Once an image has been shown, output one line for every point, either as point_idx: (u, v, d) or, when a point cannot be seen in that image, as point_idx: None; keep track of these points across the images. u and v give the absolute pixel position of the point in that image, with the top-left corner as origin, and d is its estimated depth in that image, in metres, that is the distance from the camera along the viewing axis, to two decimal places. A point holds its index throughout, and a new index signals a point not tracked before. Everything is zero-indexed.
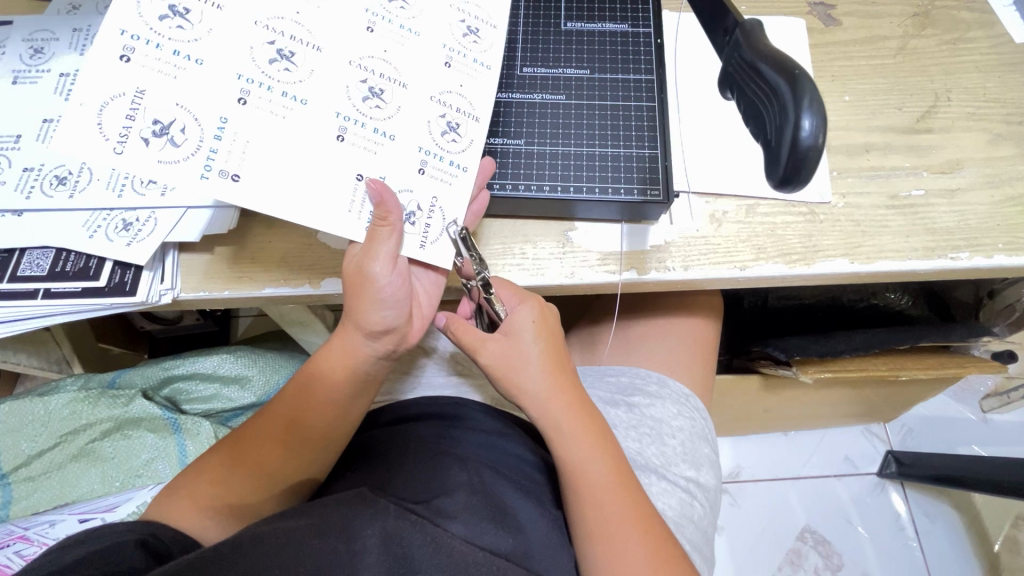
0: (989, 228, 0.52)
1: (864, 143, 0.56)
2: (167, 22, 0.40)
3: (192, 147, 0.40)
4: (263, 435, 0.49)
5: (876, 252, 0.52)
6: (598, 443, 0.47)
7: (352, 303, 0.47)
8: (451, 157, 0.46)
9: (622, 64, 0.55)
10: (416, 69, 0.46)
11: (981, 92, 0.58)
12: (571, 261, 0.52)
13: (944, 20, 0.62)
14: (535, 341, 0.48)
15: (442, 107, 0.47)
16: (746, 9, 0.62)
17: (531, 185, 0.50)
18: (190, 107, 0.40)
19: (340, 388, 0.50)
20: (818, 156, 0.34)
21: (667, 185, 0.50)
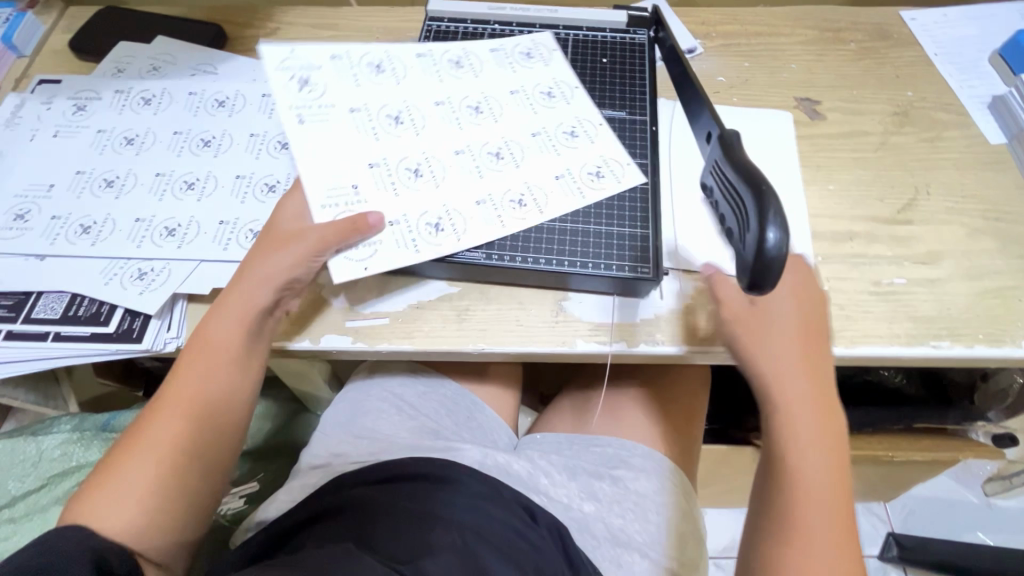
0: (969, 319, 0.54)
1: (847, 231, 0.58)
2: (303, 91, 0.57)
3: (290, 112, 0.56)
4: (176, 423, 0.46)
5: (860, 337, 0.53)
6: (826, 446, 0.48)
7: (262, 254, 0.51)
8: (428, 244, 0.52)
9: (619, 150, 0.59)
10: (446, 174, 0.55)
11: (958, 188, 0.61)
12: (563, 329, 0.53)
13: (922, 119, 0.66)
14: (790, 313, 0.50)
15: (442, 210, 0.54)
16: (737, 101, 0.68)
17: (507, 255, 0.53)
18: (323, 106, 0.57)
19: (233, 341, 0.49)
20: (780, 267, 0.36)
21: (627, 258, 0.53)
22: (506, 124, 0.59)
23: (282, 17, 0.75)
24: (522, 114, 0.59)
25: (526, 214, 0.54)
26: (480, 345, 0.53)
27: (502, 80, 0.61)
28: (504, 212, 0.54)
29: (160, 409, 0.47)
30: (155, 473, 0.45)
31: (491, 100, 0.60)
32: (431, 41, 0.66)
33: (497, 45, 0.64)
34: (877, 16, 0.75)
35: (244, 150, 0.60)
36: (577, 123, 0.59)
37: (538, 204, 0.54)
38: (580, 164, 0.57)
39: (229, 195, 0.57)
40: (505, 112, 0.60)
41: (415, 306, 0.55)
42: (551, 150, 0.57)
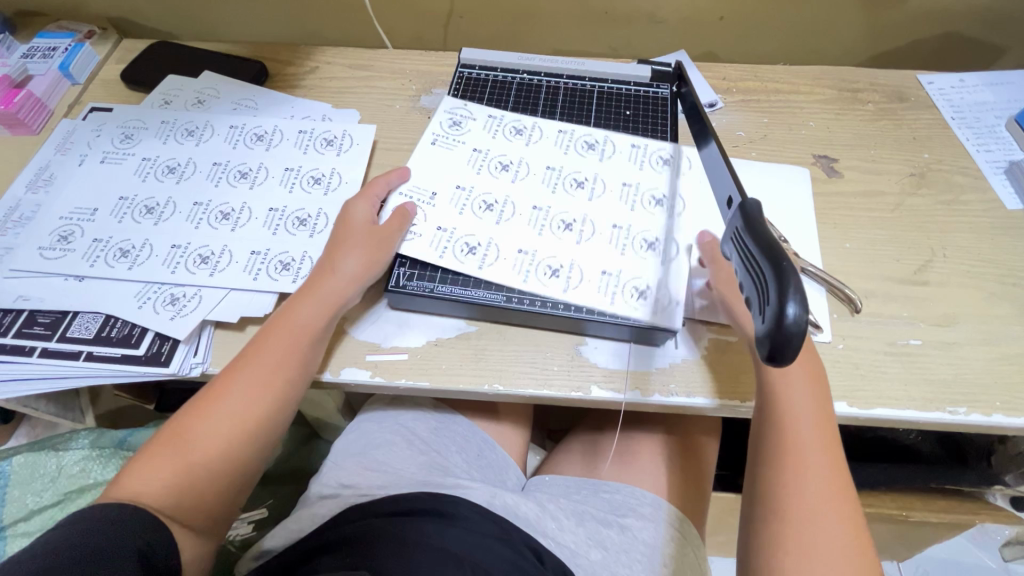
0: (985, 385, 0.54)
1: (863, 290, 0.59)
2: (450, 127, 0.64)
3: (433, 134, 0.64)
4: (233, 403, 0.49)
5: (875, 398, 0.53)
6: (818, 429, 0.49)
7: (337, 247, 0.55)
8: (456, 259, 0.56)
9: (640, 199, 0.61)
10: (514, 221, 0.59)
11: (975, 252, 0.62)
12: (578, 374, 0.54)
13: (939, 181, 0.67)
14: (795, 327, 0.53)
15: (482, 242, 0.57)
16: (756, 155, 0.70)
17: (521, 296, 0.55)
18: (463, 138, 0.64)
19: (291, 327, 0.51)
20: (802, 343, 0.29)
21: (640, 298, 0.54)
22: (599, 207, 0.60)
23: (321, 56, 0.79)
24: (619, 207, 0.60)
25: (552, 283, 0.55)
26: (495, 386, 0.54)
27: (622, 173, 0.62)
28: (529, 274, 0.55)
29: (223, 387, 0.50)
30: (210, 450, 0.48)
31: (599, 181, 0.62)
32: (462, 87, 0.69)
33: (663, 145, 0.64)
34: (895, 79, 0.77)
35: (278, 183, 0.63)
36: (662, 240, 0.58)
37: (567, 283, 0.55)
38: (627, 273, 0.56)
39: (262, 226, 0.60)
40: (604, 197, 0.60)
41: (433, 344, 0.56)
42: (619, 248, 0.57)
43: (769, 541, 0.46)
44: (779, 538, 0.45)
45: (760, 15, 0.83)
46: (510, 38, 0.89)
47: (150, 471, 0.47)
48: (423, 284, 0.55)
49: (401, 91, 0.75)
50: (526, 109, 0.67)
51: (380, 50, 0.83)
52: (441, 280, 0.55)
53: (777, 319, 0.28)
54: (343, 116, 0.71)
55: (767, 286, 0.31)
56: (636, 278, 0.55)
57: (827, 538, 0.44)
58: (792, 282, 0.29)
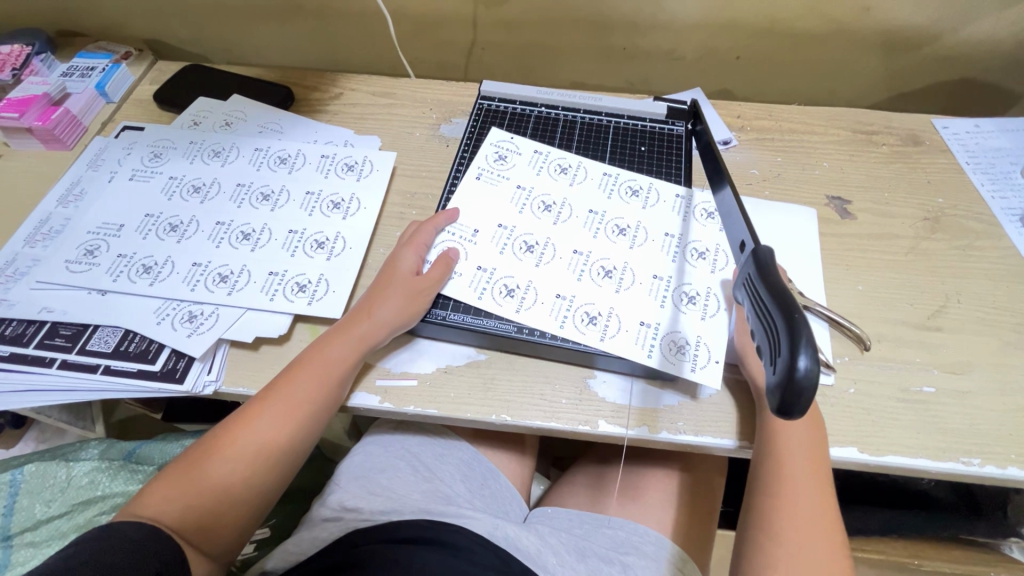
0: (1001, 437, 0.53)
1: (875, 333, 0.59)
2: (495, 161, 0.66)
3: (479, 171, 0.65)
4: (255, 434, 0.50)
5: (887, 445, 0.52)
6: (812, 466, 0.50)
7: (378, 287, 0.56)
8: (494, 300, 0.57)
9: (656, 236, 0.62)
10: (553, 264, 0.60)
11: (990, 299, 0.61)
12: (586, 409, 0.54)
13: (953, 227, 0.67)
14: None
15: (522, 283, 0.58)
16: (770, 194, 0.70)
17: (545, 332, 0.56)
18: (510, 176, 0.65)
19: (322, 363, 0.52)
20: (814, 398, 0.29)
21: (661, 351, 0.55)
22: (639, 256, 0.61)
23: (346, 83, 0.82)
24: (659, 258, 0.60)
25: (590, 331, 0.55)
26: (503, 417, 0.54)
27: (661, 219, 0.63)
28: (567, 320, 0.56)
29: (250, 415, 0.50)
30: (229, 476, 0.48)
31: (641, 229, 0.62)
32: (481, 119, 0.71)
33: (707, 198, 0.65)
34: (910, 123, 0.77)
35: (298, 206, 0.65)
36: (704, 293, 0.58)
37: (605, 331, 0.56)
38: (665, 327, 0.56)
39: (281, 248, 0.62)
40: (646, 245, 0.61)
41: (442, 371, 0.56)
42: (657, 300, 0.58)
43: (757, 570, 0.47)
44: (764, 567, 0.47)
45: (776, 55, 0.84)
46: (529, 69, 0.91)
47: (169, 489, 0.48)
48: (435, 313, 0.57)
49: (422, 120, 0.77)
50: (542, 141, 0.69)
51: (402, 79, 0.85)
52: (453, 309, 0.57)
53: (789, 372, 0.28)
54: (365, 142, 0.73)
55: (779, 337, 0.31)
56: (673, 332, 0.56)
57: (811, 573, 0.46)
58: (804, 337, 0.29)
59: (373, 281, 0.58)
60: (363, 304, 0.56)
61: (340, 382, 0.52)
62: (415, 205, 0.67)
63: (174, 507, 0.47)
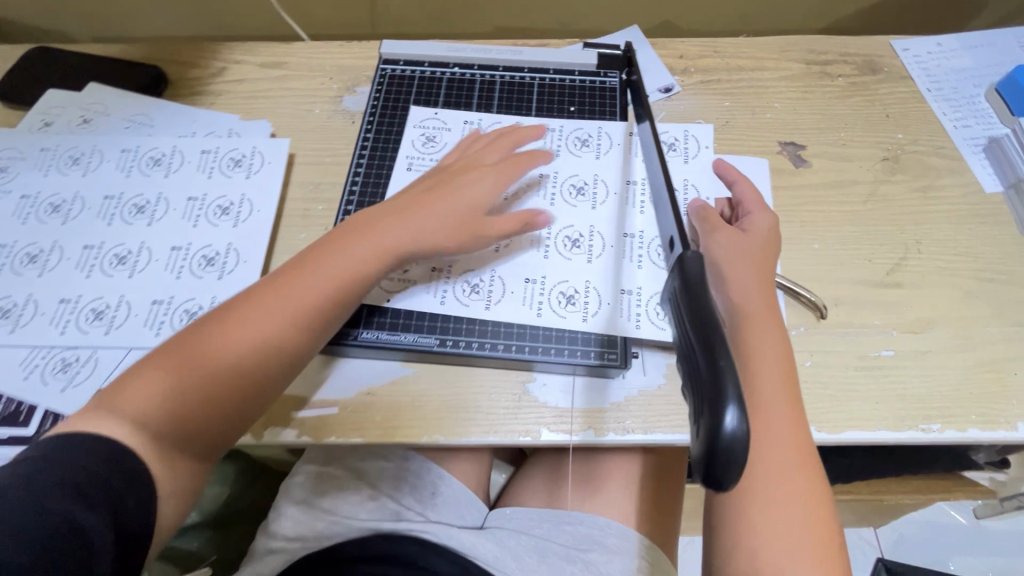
0: (960, 396, 0.50)
1: (832, 296, 0.55)
2: (425, 147, 0.58)
3: (407, 160, 0.57)
4: (216, 368, 0.43)
5: (844, 421, 0.49)
6: (787, 420, 0.43)
7: (396, 215, 0.49)
8: (460, 302, 0.52)
9: (619, 194, 0.57)
10: (514, 245, 0.54)
11: (952, 245, 0.57)
12: (526, 417, 0.50)
13: (913, 165, 0.62)
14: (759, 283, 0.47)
15: (485, 276, 0.53)
16: (717, 146, 0.63)
17: (486, 344, 0.51)
18: (445, 159, 0.58)
19: (306, 297, 0.45)
20: (746, 464, 0.24)
21: (626, 354, 0.50)
22: (603, 216, 0.56)
23: (228, 55, 0.70)
24: (625, 214, 0.56)
25: (571, 314, 0.51)
26: (436, 437, 0.49)
27: (615, 170, 0.57)
28: (545, 306, 0.52)
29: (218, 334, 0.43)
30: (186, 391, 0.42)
31: (599, 184, 0.57)
32: (389, 91, 0.62)
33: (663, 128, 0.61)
34: (867, 46, 0.70)
35: (180, 216, 0.56)
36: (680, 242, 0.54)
37: (586, 311, 0.52)
38: (648, 289, 0.53)
39: (165, 270, 0.53)
40: (608, 202, 0.56)
41: (365, 392, 0.51)
42: (634, 261, 0.54)
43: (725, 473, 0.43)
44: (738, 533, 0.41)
45: None
46: (446, 17, 0.79)
47: (109, 418, 0.41)
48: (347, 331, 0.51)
49: (321, 93, 0.67)
50: (469, 109, 0.60)
51: (297, 42, 0.73)
52: (367, 326, 0.51)
53: (712, 439, 0.23)
54: (253, 127, 0.63)
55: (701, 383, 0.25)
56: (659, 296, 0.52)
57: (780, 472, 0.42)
58: (728, 389, 0.23)
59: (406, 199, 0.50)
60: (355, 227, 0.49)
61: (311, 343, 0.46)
62: (320, 198, 0.59)
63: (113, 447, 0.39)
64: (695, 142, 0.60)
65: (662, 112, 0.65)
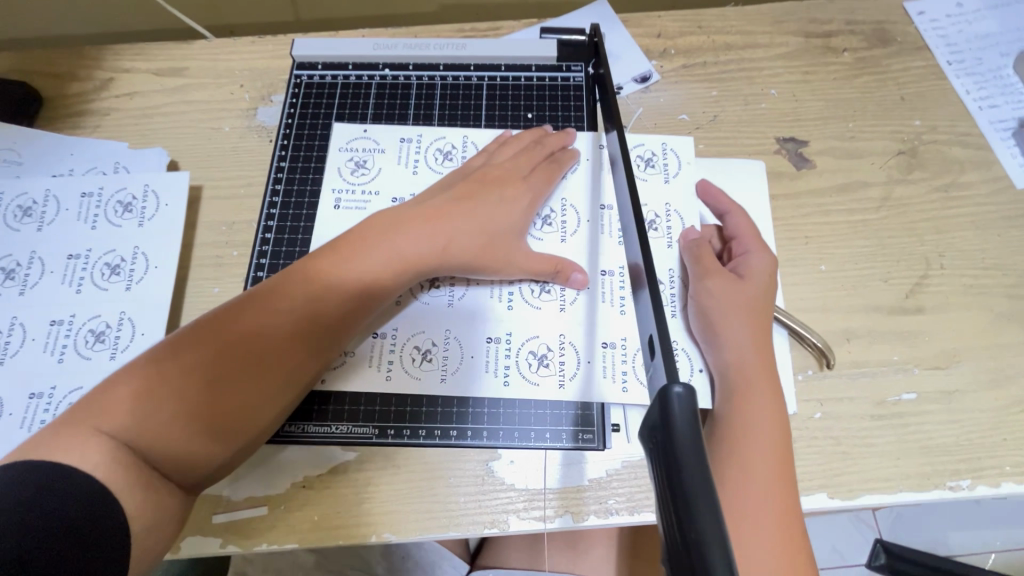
0: (993, 444, 0.43)
1: (844, 329, 0.47)
2: (355, 174, 0.49)
3: (335, 196, 0.48)
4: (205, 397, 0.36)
5: (861, 483, 0.42)
6: (778, 505, 0.37)
7: (417, 222, 0.43)
8: (410, 374, 0.44)
9: (593, 219, 0.48)
10: (470, 296, 0.46)
11: (979, 256, 0.49)
12: (491, 505, 0.42)
13: (933, 158, 0.53)
14: (760, 333, 0.41)
15: (439, 339, 0.45)
16: (704, 147, 0.53)
17: (436, 431, 0.43)
18: (382, 192, 0.48)
19: (316, 320, 0.39)
20: None
21: (605, 430, 0.43)
22: (574, 250, 0.47)
23: (115, 62, 0.57)
24: (601, 246, 0.47)
25: (544, 379, 0.43)
26: (385, 536, 0.41)
27: (586, 194, 0.48)
28: (512, 371, 0.44)
29: (214, 353, 0.37)
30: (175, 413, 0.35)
31: (567, 209, 0.48)
32: (303, 104, 0.52)
33: (637, 139, 0.50)
34: (876, 11, 0.59)
35: (59, 280, 0.46)
36: (668, 280, 0.46)
37: (562, 374, 0.44)
38: (635, 340, 0.44)
39: (43, 352, 0.44)
40: (580, 231, 0.47)
41: (300, 487, 0.42)
42: (615, 305, 0.45)
43: None
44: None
45: None
46: None
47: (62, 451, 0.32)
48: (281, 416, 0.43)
49: (230, 105, 0.55)
50: (405, 125, 0.50)
51: (200, 38, 0.61)
52: (305, 411, 0.44)
53: None
54: (145, 157, 0.52)
55: None
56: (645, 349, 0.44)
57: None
58: None
59: (431, 207, 0.44)
60: (369, 239, 0.42)
61: (307, 380, 0.40)
62: (235, 242, 0.49)
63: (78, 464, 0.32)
64: (675, 157, 0.49)
65: (638, 108, 0.55)
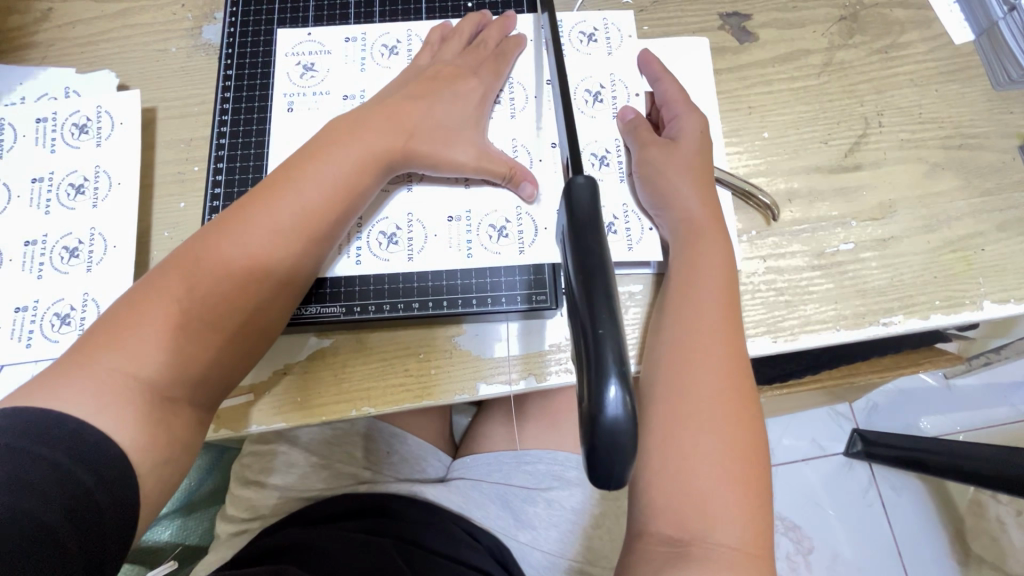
0: (923, 282, 0.46)
1: (786, 191, 0.49)
2: (304, 78, 0.49)
3: (288, 100, 0.49)
4: (192, 303, 0.38)
5: (802, 326, 0.46)
6: (725, 336, 0.40)
7: (375, 122, 0.43)
8: (377, 256, 0.46)
9: (541, 96, 0.49)
10: (427, 180, 0.47)
11: (916, 111, 0.51)
12: (459, 374, 0.45)
13: (873, 22, 0.53)
14: (705, 192, 0.43)
15: (401, 221, 0.46)
16: (649, 30, 0.53)
17: (401, 305, 0.45)
18: (333, 90, 0.49)
19: (287, 222, 0.40)
20: (634, 445, 0.20)
21: (557, 291, 0.45)
22: (525, 127, 0.48)
23: None
24: (550, 120, 0.48)
25: (503, 248, 0.45)
26: (365, 410, 0.45)
27: (532, 71, 0.49)
28: (473, 244, 0.46)
29: (194, 263, 0.39)
30: (167, 321, 0.37)
31: (515, 89, 0.49)
32: (243, 13, 0.52)
33: (579, 16, 0.51)
34: None
35: (28, 204, 0.47)
36: (615, 147, 0.48)
37: (522, 241, 0.46)
38: None
39: (21, 271, 0.46)
40: (529, 109, 0.48)
41: (282, 373, 0.45)
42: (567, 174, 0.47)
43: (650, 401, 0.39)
44: (654, 454, 0.38)
45: None
46: None
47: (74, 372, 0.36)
48: None
49: (173, 26, 0.55)
50: (347, 23, 0.51)
51: None
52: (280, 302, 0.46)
53: (594, 418, 0.20)
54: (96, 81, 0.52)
55: (584, 354, 0.22)
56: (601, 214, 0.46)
57: (709, 397, 0.38)
58: (604, 363, 0.20)
59: (387, 108, 0.44)
60: (327, 141, 0.43)
61: (294, 278, 0.41)
62: (195, 157, 0.50)
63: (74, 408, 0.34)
64: (616, 31, 0.51)
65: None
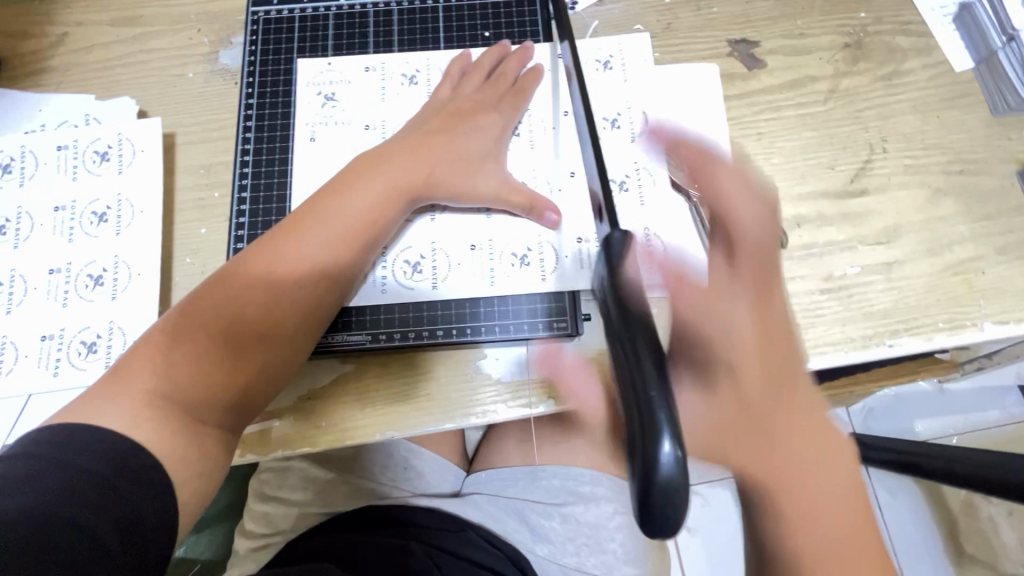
0: (926, 304, 0.48)
1: (794, 216, 0.50)
2: (325, 107, 0.50)
3: (309, 129, 0.50)
4: (225, 337, 0.39)
5: (811, 347, 0.47)
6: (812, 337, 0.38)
7: (399, 157, 0.44)
8: (402, 286, 0.47)
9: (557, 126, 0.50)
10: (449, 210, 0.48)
11: (919, 137, 0.52)
12: (479, 398, 0.46)
13: (877, 49, 0.55)
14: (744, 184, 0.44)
15: (424, 250, 0.48)
16: (660, 56, 0.54)
17: (425, 333, 0.46)
18: (354, 119, 0.50)
19: (316, 255, 0.41)
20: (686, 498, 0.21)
21: (576, 318, 0.46)
22: (544, 157, 0.49)
23: (65, 15, 0.56)
24: (568, 149, 0.49)
25: (524, 277, 0.47)
26: (389, 433, 0.45)
27: (549, 101, 0.50)
28: (495, 273, 0.47)
29: (227, 297, 0.40)
30: (202, 355, 0.38)
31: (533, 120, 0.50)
32: (263, 41, 0.52)
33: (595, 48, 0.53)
34: None
35: (50, 231, 0.48)
36: (632, 173, 0.50)
37: (543, 269, 0.47)
38: None
39: (46, 299, 0.46)
40: (547, 138, 0.49)
41: (306, 399, 0.46)
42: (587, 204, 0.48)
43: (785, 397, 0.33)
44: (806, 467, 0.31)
45: None
46: None
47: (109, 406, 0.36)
48: None
49: (189, 51, 0.55)
50: (366, 52, 0.52)
51: None
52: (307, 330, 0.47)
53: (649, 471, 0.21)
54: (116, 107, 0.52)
55: (632, 409, 0.23)
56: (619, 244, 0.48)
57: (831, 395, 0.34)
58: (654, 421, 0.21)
59: (410, 142, 0.45)
60: (353, 174, 0.44)
61: (322, 309, 0.42)
62: (214, 183, 0.51)
63: (113, 447, 0.35)
64: (631, 57, 0.53)
65: (593, 21, 0.55)
